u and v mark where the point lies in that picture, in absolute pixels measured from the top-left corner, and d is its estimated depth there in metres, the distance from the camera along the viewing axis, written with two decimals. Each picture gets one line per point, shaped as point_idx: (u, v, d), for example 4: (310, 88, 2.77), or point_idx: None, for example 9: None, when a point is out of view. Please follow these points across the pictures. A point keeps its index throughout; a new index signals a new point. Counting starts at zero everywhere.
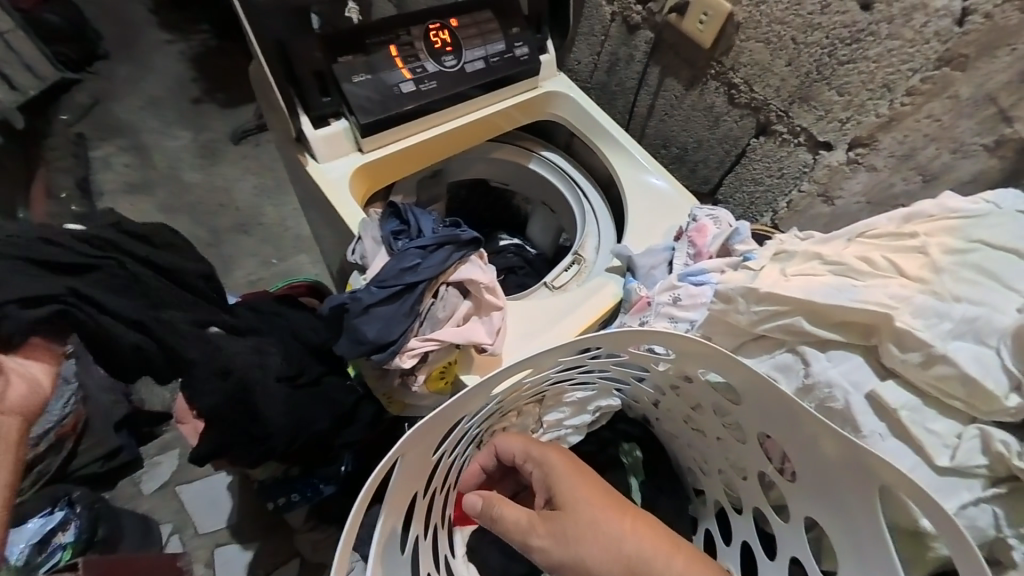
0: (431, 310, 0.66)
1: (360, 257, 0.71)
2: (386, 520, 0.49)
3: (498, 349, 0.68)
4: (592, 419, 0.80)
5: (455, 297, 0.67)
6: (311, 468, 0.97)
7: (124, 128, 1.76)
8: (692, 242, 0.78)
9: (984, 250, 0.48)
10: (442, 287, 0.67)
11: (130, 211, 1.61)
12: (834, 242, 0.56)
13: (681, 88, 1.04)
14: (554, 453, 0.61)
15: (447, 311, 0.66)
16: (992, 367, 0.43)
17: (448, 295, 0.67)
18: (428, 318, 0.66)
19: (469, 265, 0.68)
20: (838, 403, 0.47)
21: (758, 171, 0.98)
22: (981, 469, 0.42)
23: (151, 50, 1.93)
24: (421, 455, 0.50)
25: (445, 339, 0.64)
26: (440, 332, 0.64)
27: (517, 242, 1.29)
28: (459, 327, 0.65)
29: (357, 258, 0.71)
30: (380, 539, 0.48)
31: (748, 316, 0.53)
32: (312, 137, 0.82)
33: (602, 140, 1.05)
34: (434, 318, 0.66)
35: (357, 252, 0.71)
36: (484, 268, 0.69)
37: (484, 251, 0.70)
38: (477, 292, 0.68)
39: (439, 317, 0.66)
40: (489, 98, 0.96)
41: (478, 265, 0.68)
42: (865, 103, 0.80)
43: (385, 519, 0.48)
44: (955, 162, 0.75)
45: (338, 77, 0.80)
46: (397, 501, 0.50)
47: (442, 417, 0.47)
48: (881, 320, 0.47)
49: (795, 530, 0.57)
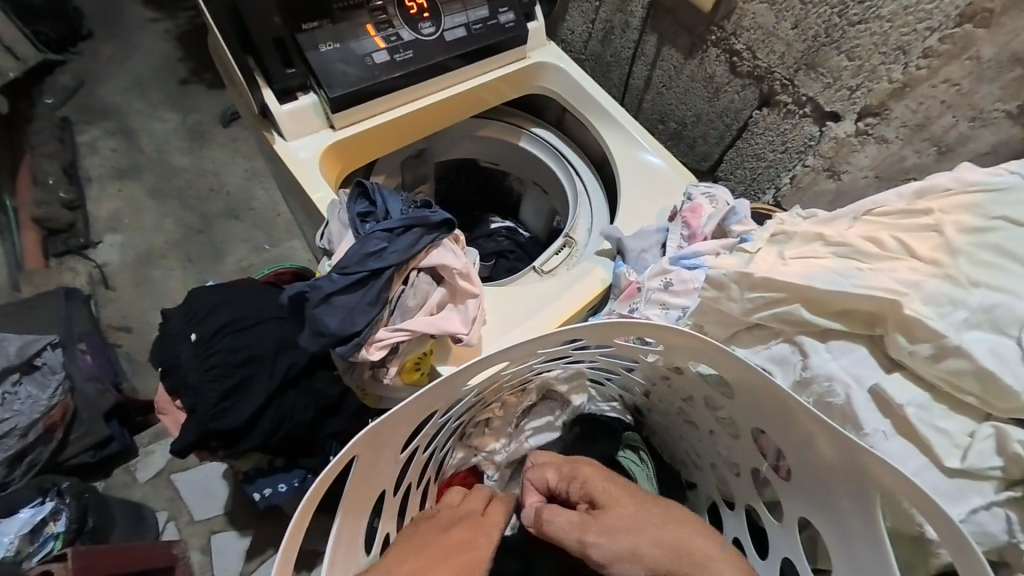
0: (400, 298, 0.62)
1: (328, 243, 0.67)
2: (344, 522, 0.47)
3: (474, 339, 0.63)
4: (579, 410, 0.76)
5: (427, 284, 0.63)
6: (296, 459, 0.93)
7: (108, 110, 1.70)
8: (686, 223, 0.72)
9: (1005, 230, 0.43)
10: (412, 273, 0.62)
11: (117, 197, 1.57)
12: (838, 222, 0.50)
13: (680, 57, 0.97)
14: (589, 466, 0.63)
15: (419, 297, 0.63)
16: (1009, 361, 0.39)
17: (419, 282, 0.63)
18: (398, 306, 0.62)
19: (441, 247, 0.64)
20: (838, 399, 0.43)
21: (760, 146, 0.92)
22: (995, 472, 0.38)
23: (135, 28, 1.85)
24: (382, 455, 0.47)
25: (416, 329, 0.60)
26: (411, 322, 0.60)
27: (509, 225, 1.25)
28: (432, 316, 0.62)
29: (326, 244, 0.67)
30: (339, 541, 0.46)
31: (742, 304, 0.49)
32: (278, 113, 0.76)
33: (593, 114, 0.98)
34: (406, 306, 0.62)
35: (325, 237, 0.67)
36: (460, 253, 0.65)
37: (459, 234, 0.66)
38: (452, 277, 0.63)
39: (410, 306, 0.62)
40: (472, 71, 0.89)
41: (453, 250, 0.64)
42: (877, 68, 0.73)
43: (343, 520, 0.46)
44: (972, 131, 0.69)
45: (303, 47, 0.74)
46: (357, 501, 0.48)
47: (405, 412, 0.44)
48: (889, 308, 0.42)
49: (788, 531, 0.54)
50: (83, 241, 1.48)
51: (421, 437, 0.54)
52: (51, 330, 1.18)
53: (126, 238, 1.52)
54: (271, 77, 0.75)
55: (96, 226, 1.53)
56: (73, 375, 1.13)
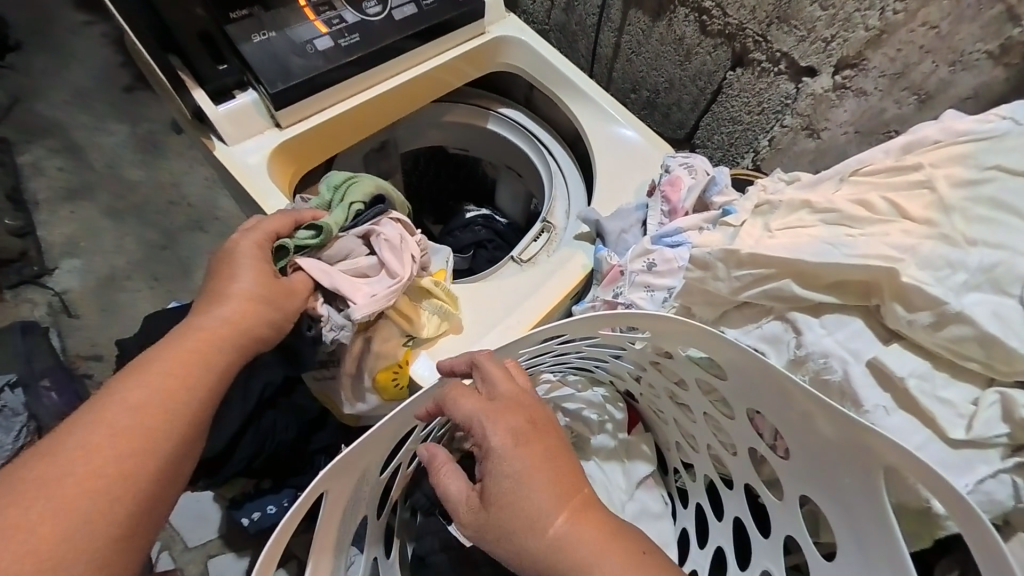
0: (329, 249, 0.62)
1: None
2: (315, 562, 0.44)
3: (373, 310, 0.59)
4: (572, 404, 0.72)
5: (357, 249, 0.63)
6: (284, 479, 0.87)
7: (50, 127, 1.57)
8: (665, 198, 0.69)
9: (999, 180, 0.40)
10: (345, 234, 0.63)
11: (70, 219, 1.46)
12: (823, 187, 0.48)
13: (647, 20, 0.91)
14: (502, 437, 0.41)
15: (338, 252, 0.62)
16: (1013, 323, 0.37)
17: (347, 245, 0.62)
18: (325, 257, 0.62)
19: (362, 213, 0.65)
20: (835, 375, 0.41)
21: (736, 108, 0.87)
22: (1001, 439, 0.36)
23: (69, 34, 1.69)
24: (356, 484, 0.46)
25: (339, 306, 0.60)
26: (326, 276, 0.59)
27: (485, 212, 1.19)
28: (348, 278, 0.60)
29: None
30: None
31: (730, 283, 0.46)
32: (215, 116, 0.69)
33: (562, 89, 0.92)
34: (330, 262, 0.62)
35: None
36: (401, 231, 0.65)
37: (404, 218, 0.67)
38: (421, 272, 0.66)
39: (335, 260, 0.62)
40: (427, 52, 0.83)
41: (393, 227, 0.64)
42: (852, 16, 0.68)
43: (314, 561, 0.44)
44: (952, 76, 0.66)
45: (233, 40, 0.67)
46: (331, 537, 0.45)
47: (377, 437, 0.43)
48: (883, 277, 0.40)
49: (790, 507, 0.51)
50: (39, 269, 1.38)
51: (403, 453, 0.54)
52: (11, 370, 1.10)
53: (86, 261, 1.42)
54: (201, 78, 0.68)
55: (52, 252, 1.42)
56: (39, 416, 1.06)
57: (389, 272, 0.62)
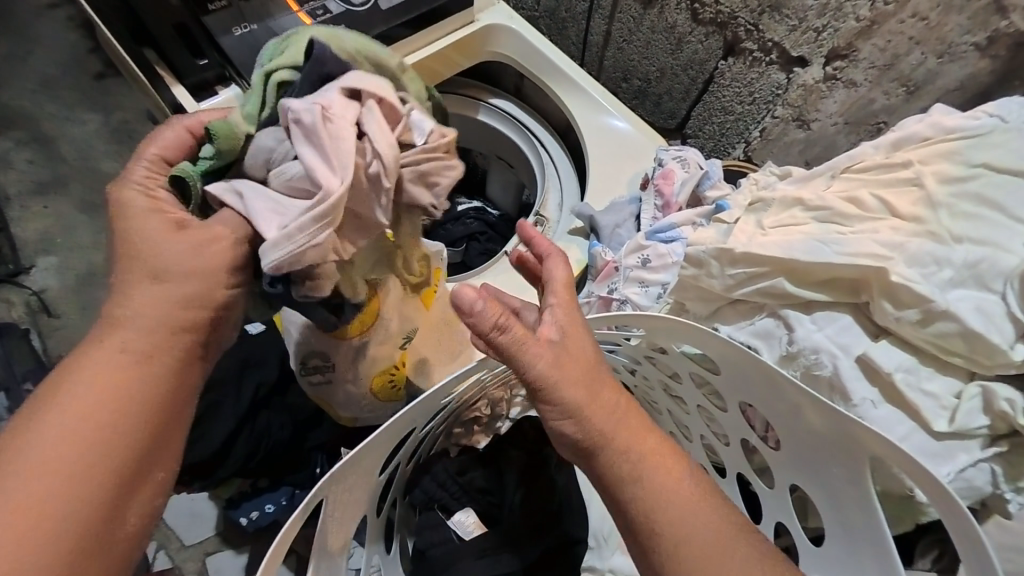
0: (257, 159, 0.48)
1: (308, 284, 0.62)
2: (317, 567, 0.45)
3: (281, 239, 0.43)
4: None
5: (284, 155, 0.46)
6: (281, 478, 0.86)
7: (18, 118, 1.49)
8: (658, 191, 0.68)
9: (985, 177, 0.41)
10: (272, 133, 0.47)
11: (43, 215, 1.41)
12: (814, 182, 0.49)
13: (638, 7, 0.90)
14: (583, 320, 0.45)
15: (258, 162, 0.47)
16: (995, 318, 0.38)
17: (268, 154, 0.47)
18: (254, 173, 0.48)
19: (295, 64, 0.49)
20: (824, 370, 0.42)
21: (728, 98, 0.87)
22: (982, 429, 0.38)
23: (31, 18, 1.60)
24: (354, 491, 0.46)
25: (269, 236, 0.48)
26: (245, 200, 0.47)
27: (477, 205, 1.16)
28: (266, 198, 0.46)
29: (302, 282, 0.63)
30: None
31: (723, 281, 0.46)
32: (195, 113, 0.66)
33: (553, 79, 0.90)
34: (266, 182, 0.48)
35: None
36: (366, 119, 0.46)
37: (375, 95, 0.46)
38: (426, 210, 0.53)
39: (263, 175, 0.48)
40: (416, 41, 0.80)
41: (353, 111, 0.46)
42: (843, 5, 0.68)
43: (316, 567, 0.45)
44: (940, 67, 0.66)
45: (213, 33, 0.65)
46: (331, 543, 0.46)
47: (375, 444, 0.44)
48: (873, 274, 0.41)
49: (780, 495, 0.53)
50: (14, 268, 1.33)
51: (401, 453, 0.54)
52: None
53: (64, 258, 1.37)
54: (181, 73, 0.66)
55: (27, 250, 1.37)
56: None
57: (315, 183, 0.44)
